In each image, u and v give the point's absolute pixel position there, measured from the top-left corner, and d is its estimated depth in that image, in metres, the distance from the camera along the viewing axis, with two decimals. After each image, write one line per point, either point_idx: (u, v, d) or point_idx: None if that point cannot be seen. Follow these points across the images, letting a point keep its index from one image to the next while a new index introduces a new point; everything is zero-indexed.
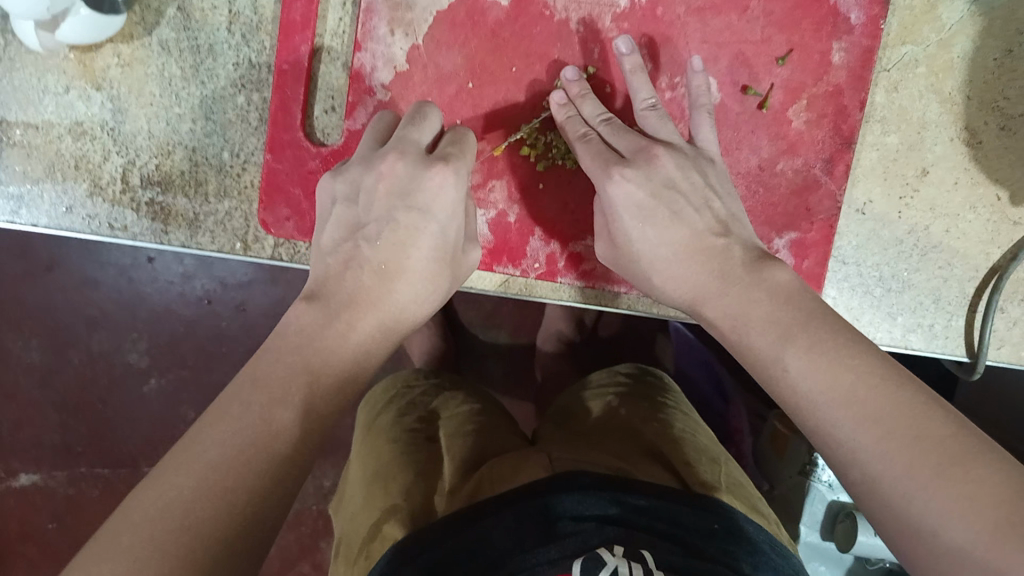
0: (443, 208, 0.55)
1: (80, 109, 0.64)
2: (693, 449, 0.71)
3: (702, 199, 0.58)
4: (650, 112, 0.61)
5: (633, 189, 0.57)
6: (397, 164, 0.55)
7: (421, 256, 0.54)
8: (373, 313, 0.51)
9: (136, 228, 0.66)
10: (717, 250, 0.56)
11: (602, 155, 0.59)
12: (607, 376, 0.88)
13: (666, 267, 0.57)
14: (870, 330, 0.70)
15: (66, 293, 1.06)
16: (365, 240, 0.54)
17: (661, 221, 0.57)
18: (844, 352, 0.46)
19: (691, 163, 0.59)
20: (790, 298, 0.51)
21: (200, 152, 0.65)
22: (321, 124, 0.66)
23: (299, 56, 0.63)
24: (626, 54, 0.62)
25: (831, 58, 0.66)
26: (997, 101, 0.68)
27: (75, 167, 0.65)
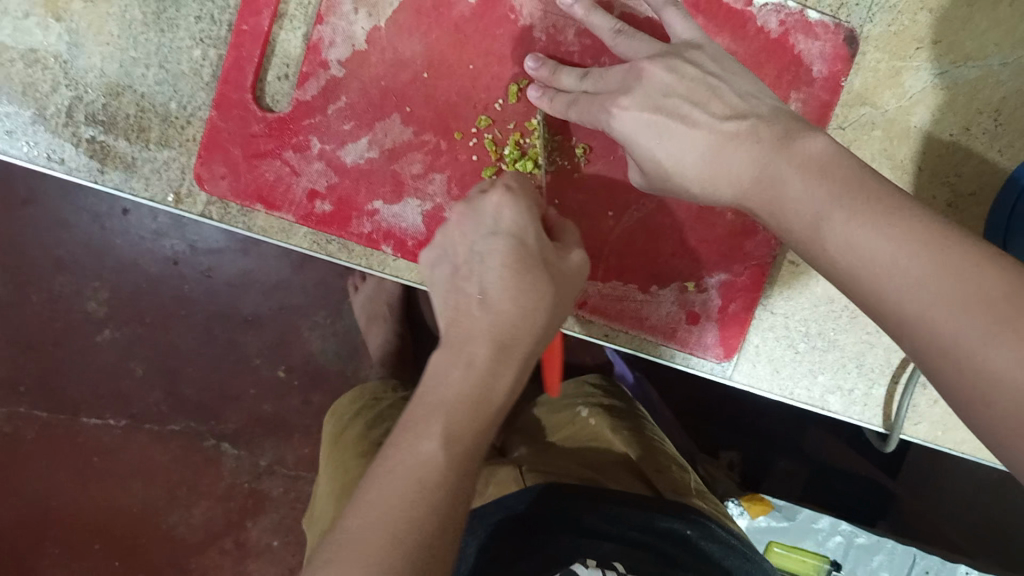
0: (518, 225, 0.52)
1: (37, 37, 0.64)
2: (661, 456, 0.72)
3: (707, 92, 0.55)
4: (619, 37, 0.61)
5: (637, 112, 0.57)
6: (459, 208, 0.54)
7: (496, 276, 0.49)
8: (478, 343, 0.46)
9: (73, 162, 0.65)
10: (744, 135, 0.52)
11: (599, 91, 0.60)
12: (574, 386, 0.86)
13: (699, 168, 0.54)
14: (788, 384, 0.70)
15: (35, 230, 1.05)
16: (463, 278, 0.51)
17: (671, 131, 0.55)
18: (888, 211, 0.42)
19: (681, 57, 0.58)
20: (824, 167, 0.47)
21: (149, 98, 0.65)
22: (271, 90, 0.66)
23: (260, 20, 0.63)
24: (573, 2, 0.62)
25: (787, 106, 0.67)
26: (948, 177, 0.68)
27: (22, 93, 0.64)
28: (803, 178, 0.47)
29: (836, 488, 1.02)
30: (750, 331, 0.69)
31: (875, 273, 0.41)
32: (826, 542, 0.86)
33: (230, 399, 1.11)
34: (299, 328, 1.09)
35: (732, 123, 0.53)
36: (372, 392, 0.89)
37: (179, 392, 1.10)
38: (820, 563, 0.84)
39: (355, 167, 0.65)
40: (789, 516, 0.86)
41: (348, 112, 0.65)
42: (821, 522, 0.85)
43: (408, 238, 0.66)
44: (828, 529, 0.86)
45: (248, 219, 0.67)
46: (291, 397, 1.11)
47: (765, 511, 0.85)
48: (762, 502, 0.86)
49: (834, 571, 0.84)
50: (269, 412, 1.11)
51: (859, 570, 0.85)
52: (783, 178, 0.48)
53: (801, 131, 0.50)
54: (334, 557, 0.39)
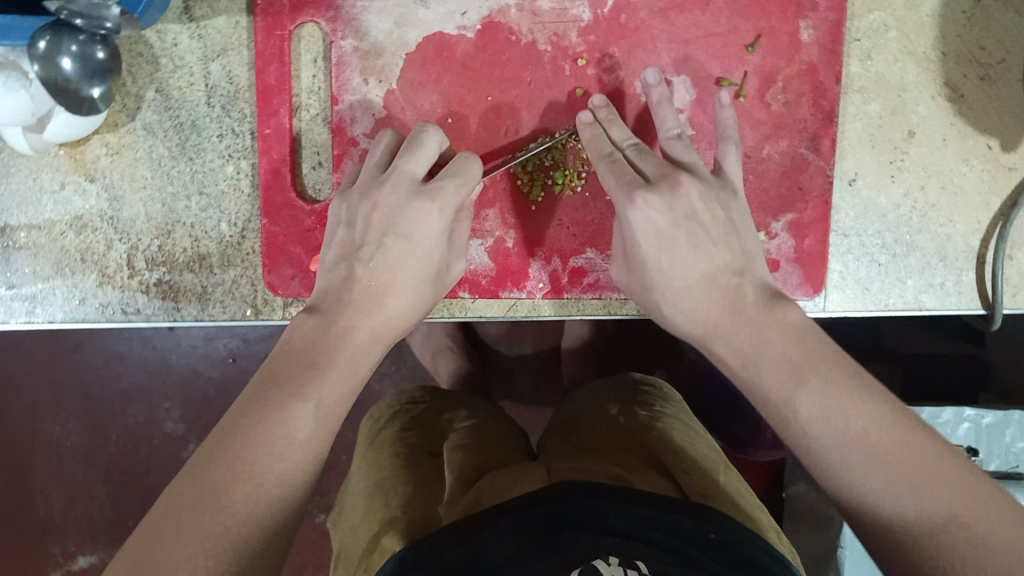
0: (428, 237, 0.57)
1: (78, 203, 0.66)
2: (695, 457, 0.64)
3: (724, 234, 0.56)
4: (675, 139, 0.62)
5: (653, 217, 0.56)
6: (389, 194, 0.58)
7: (405, 280, 0.56)
8: (363, 325, 0.53)
9: (149, 309, 0.67)
10: (731, 291, 0.54)
11: (624, 177, 0.58)
12: (611, 386, 0.81)
13: (680, 299, 0.56)
14: (882, 297, 0.70)
15: (98, 368, 1.07)
16: (358, 263, 0.56)
17: (677, 249, 0.56)
18: (855, 393, 0.47)
19: (717, 195, 0.58)
20: (800, 336, 0.51)
21: (200, 226, 0.66)
22: (311, 181, 0.67)
23: (280, 119, 0.65)
24: (654, 83, 0.64)
25: (800, 37, 0.67)
26: (973, 52, 0.68)
27: (82, 260, 0.66)
28: (781, 336, 0.51)
29: (928, 373, 0.98)
30: (830, 260, 0.70)
31: (851, 441, 0.45)
32: (956, 431, 0.86)
33: (327, 471, 1.13)
34: (370, 385, 1.09)
35: (730, 279, 0.55)
36: (408, 397, 0.85)
37: None
38: None
39: None
40: None
41: None
42: (945, 415, 0.86)
43: (481, 277, 0.68)
44: (953, 419, 0.86)
45: None
46: None
47: None
48: None
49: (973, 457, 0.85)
50: None
51: (996, 448, 0.86)
52: (762, 338, 0.51)
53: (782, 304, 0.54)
54: (209, 487, 0.41)
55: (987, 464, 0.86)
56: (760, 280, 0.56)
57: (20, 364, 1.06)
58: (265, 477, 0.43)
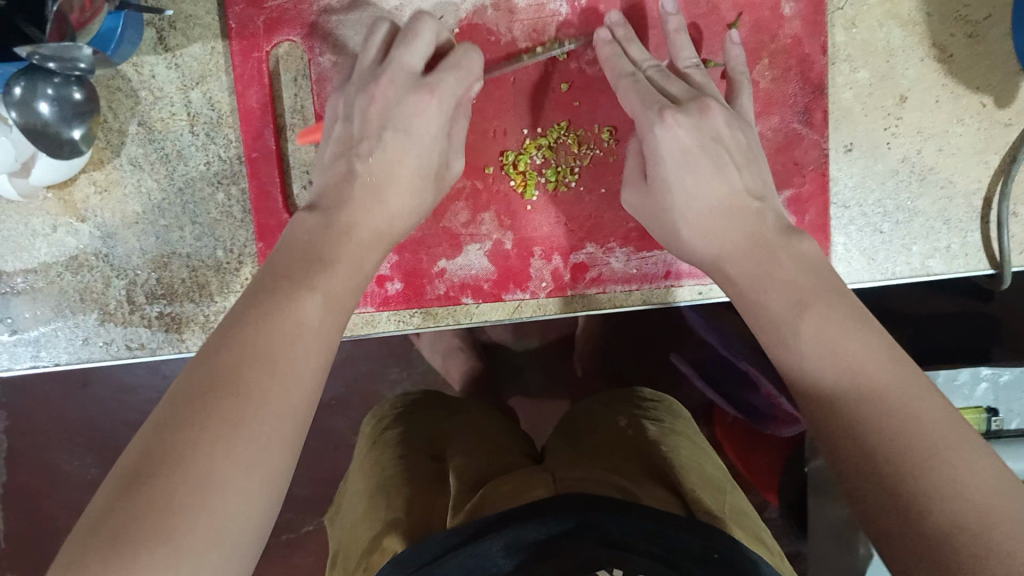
0: (427, 129, 0.58)
1: (72, 244, 0.65)
2: (699, 474, 0.64)
3: (744, 159, 0.57)
4: (694, 69, 0.62)
5: (682, 136, 0.56)
6: (387, 89, 0.57)
7: (406, 173, 0.57)
8: (362, 222, 0.54)
9: (152, 343, 0.67)
10: (752, 213, 0.55)
11: (652, 97, 0.58)
12: (619, 397, 0.81)
13: (700, 219, 0.56)
14: (888, 266, 0.70)
15: (111, 401, 1.06)
16: (357, 158, 0.57)
17: (700, 168, 0.56)
18: (856, 322, 0.46)
19: (739, 122, 0.59)
20: (813, 266, 0.52)
21: (196, 256, 0.66)
22: (302, 201, 0.67)
23: (266, 141, 0.65)
24: (671, 11, 0.62)
25: (782, 11, 0.66)
26: (959, 10, 0.67)
27: (81, 300, 0.66)
28: (799, 265, 0.51)
29: (935, 334, 0.96)
30: (833, 233, 0.69)
31: (845, 365, 0.44)
32: (974, 392, 0.85)
33: None
34: (381, 392, 1.09)
35: (750, 200, 0.56)
36: (410, 399, 0.85)
37: (299, 494, 1.12)
38: (978, 414, 0.84)
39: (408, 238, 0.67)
40: None
41: None
42: (962, 377, 0.85)
43: (482, 282, 0.68)
44: (971, 379, 0.85)
45: None
46: None
47: None
48: None
49: (993, 417, 0.84)
50: None
51: (1016, 406, 0.85)
52: (772, 263, 0.52)
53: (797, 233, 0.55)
54: (219, 378, 0.39)
55: (1009, 422, 0.85)
56: (778, 210, 0.57)
57: (32, 404, 1.06)
58: (257, 428, 0.38)
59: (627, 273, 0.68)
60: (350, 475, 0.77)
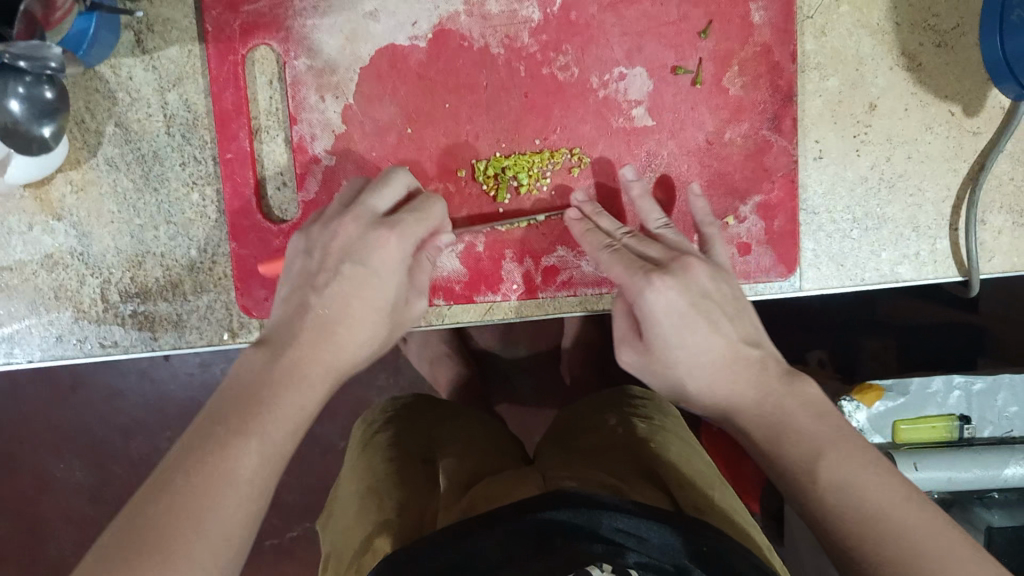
0: (389, 263, 0.54)
1: (48, 242, 0.66)
2: (689, 472, 0.64)
3: (734, 313, 0.57)
4: (665, 228, 0.63)
5: (672, 298, 0.55)
6: (350, 225, 0.55)
7: (370, 308, 0.53)
8: (316, 360, 0.49)
9: (126, 341, 0.67)
10: (752, 362, 0.55)
11: (636, 264, 0.58)
12: (611, 394, 0.82)
13: (704, 376, 0.55)
14: (857, 272, 0.70)
15: (96, 407, 1.05)
16: (313, 292, 0.52)
17: (697, 330, 0.55)
18: (861, 452, 0.47)
19: (721, 274, 0.59)
20: (822, 412, 0.51)
21: (170, 255, 0.67)
22: (276, 202, 0.68)
23: (241, 143, 0.66)
24: (634, 178, 0.65)
25: (752, 19, 0.67)
26: (927, 20, 0.68)
27: (56, 297, 0.66)
28: (808, 414, 0.50)
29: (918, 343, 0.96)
30: (801, 239, 0.70)
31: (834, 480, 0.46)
32: (947, 400, 0.86)
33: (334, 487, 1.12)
34: (368, 398, 1.10)
35: (749, 349, 0.55)
36: (401, 402, 0.85)
37: (285, 499, 1.12)
38: (950, 423, 0.86)
39: None
40: (903, 392, 0.86)
41: None
42: (935, 385, 0.85)
43: (454, 284, 0.68)
44: (943, 388, 0.86)
45: None
46: None
47: (879, 397, 0.85)
48: (875, 389, 0.85)
49: (965, 425, 0.85)
50: None
51: (989, 414, 0.86)
52: (784, 410, 0.51)
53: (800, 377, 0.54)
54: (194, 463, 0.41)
55: (981, 431, 0.85)
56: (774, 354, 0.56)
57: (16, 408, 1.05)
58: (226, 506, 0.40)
59: (597, 277, 0.68)
60: (342, 477, 0.77)
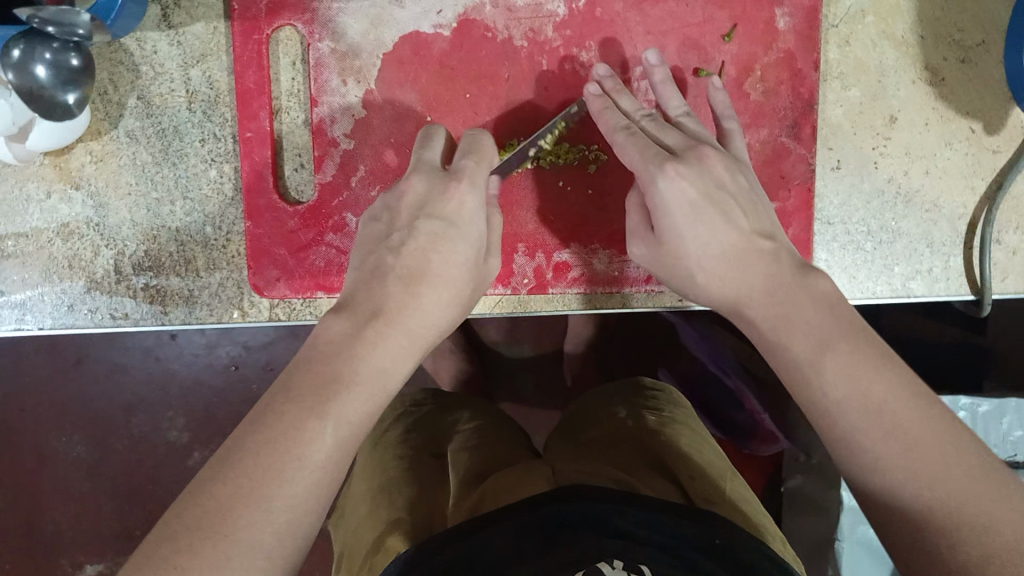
0: (464, 217, 0.53)
1: (64, 211, 0.66)
2: (700, 465, 0.63)
3: (750, 203, 0.56)
4: (686, 117, 0.62)
5: (686, 188, 0.54)
6: (415, 182, 0.55)
7: (444, 267, 0.51)
8: (396, 325, 0.47)
9: (136, 314, 0.67)
10: (765, 252, 0.53)
11: (651, 150, 0.56)
12: (618, 388, 0.82)
13: (716, 265, 0.53)
14: (869, 285, 0.70)
15: (98, 383, 1.04)
16: (388, 250, 0.52)
17: (711, 218, 0.53)
18: (883, 362, 0.45)
19: (737, 167, 0.57)
20: (835, 306, 0.48)
21: (184, 230, 0.67)
22: (293, 183, 0.68)
23: (261, 122, 0.66)
24: (657, 63, 0.64)
25: (777, 25, 0.67)
26: (952, 35, 0.68)
27: (70, 267, 0.67)
28: (818, 305, 0.48)
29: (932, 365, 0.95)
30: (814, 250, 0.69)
31: (854, 396, 0.44)
32: None
33: None
34: None
35: (761, 238, 0.54)
36: (412, 400, 0.85)
37: None
38: None
39: None
40: None
41: (371, 178, 0.67)
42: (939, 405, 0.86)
43: None
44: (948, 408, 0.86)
45: (314, 309, 0.69)
46: None
47: None
48: None
49: None
50: None
51: None
52: (795, 301, 0.49)
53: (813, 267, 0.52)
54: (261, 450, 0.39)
55: None
56: (788, 247, 0.54)
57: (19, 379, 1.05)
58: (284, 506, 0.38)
59: (608, 275, 0.69)
60: (354, 475, 0.77)
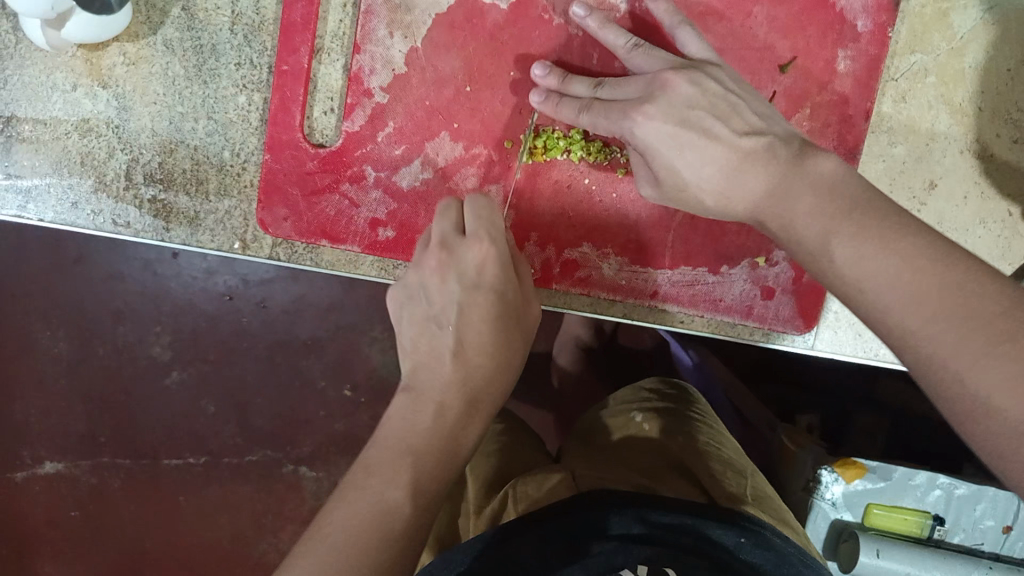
0: (492, 274, 0.56)
1: (87, 107, 0.65)
2: (718, 462, 0.72)
3: (728, 107, 0.56)
4: (635, 51, 0.61)
5: (660, 125, 0.56)
6: (438, 257, 0.56)
7: (477, 326, 0.54)
8: (456, 389, 0.53)
9: (139, 224, 0.67)
10: (761, 152, 0.54)
11: (614, 108, 0.60)
12: (631, 392, 0.87)
13: (717, 186, 0.55)
14: (873, 346, 0.68)
15: (92, 284, 1.01)
16: (433, 325, 0.55)
17: (694, 145, 0.56)
18: (888, 230, 0.45)
19: (703, 73, 0.58)
20: (836, 186, 0.50)
21: (202, 150, 0.66)
22: (318, 125, 0.67)
23: (299, 58, 0.64)
24: (585, 14, 0.62)
25: (836, 66, 0.65)
26: (1010, 113, 0.66)
27: (81, 163, 0.66)
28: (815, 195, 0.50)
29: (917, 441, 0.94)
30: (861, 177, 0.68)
31: (876, 288, 0.44)
32: (926, 496, 0.84)
33: (302, 423, 1.07)
34: (359, 346, 1.05)
35: (750, 139, 0.55)
36: None
37: (254, 424, 1.06)
38: (922, 519, 0.84)
39: (411, 190, 0.66)
40: (884, 477, 0.84)
41: (397, 137, 0.66)
42: (918, 479, 0.84)
43: None
44: (926, 484, 0.84)
45: (315, 255, 0.68)
46: (361, 416, 1.06)
47: (860, 475, 0.83)
48: (858, 465, 0.83)
49: (937, 526, 0.84)
50: (339, 432, 1.07)
51: (963, 521, 0.85)
52: (796, 194, 0.51)
53: (815, 151, 0.53)
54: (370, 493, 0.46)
55: (951, 536, 0.85)
56: (781, 136, 0.55)
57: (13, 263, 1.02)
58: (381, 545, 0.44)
59: (615, 282, 0.68)
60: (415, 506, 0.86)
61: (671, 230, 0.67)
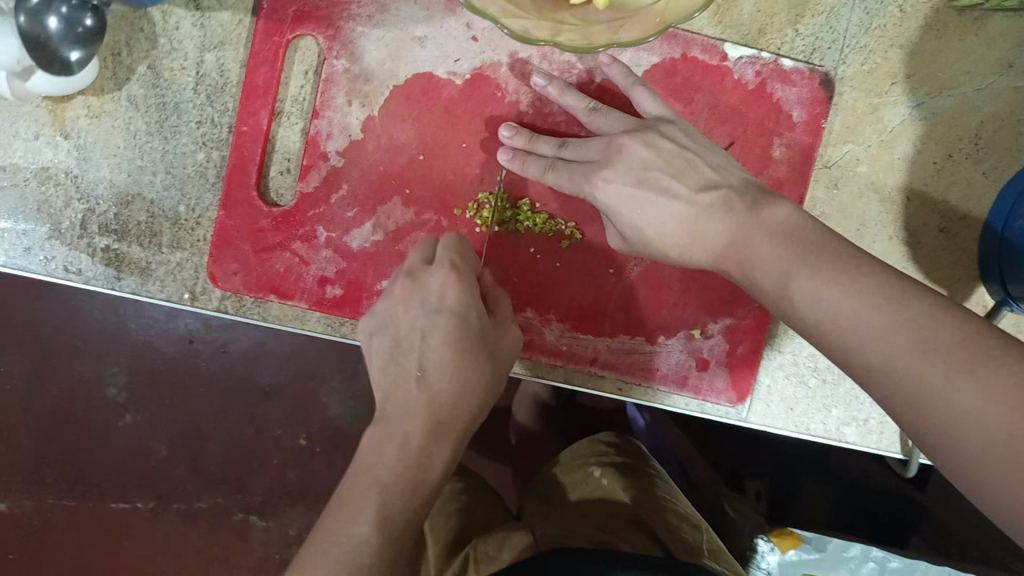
0: (452, 303, 0.58)
1: (47, 155, 0.67)
2: (675, 516, 0.74)
3: (682, 162, 0.59)
4: (594, 114, 0.65)
5: (621, 188, 0.60)
6: (404, 286, 0.59)
7: (437, 352, 0.56)
8: (421, 415, 0.54)
9: (90, 272, 0.67)
10: (717, 206, 0.56)
11: (577, 168, 0.63)
12: (588, 445, 0.86)
13: (684, 234, 0.57)
14: (804, 420, 0.71)
15: (51, 320, 1.00)
16: (400, 355, 0.57)
17: (653, 202, 0.59)
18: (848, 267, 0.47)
19: (654, 133, 0.61)
20: (788, 232, 0.52)
21: (158, 203, 0.68)
22: (275, 185, 0.69)
23: (259, 119, 0.67)
24: (546, 83, 0.66)
25: (772, 152, 0.69)
26: (937, 204, 0.70)
27: (37, 210, 0.67)
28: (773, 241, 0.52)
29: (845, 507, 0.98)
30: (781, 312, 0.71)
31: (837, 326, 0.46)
32: (860, 568, 0.86)
33: (254, 471, 1.06)
34: (315, 394, 1.05)
35: (707, 193, 0.57)
36: None
37: (205, 469, 1.05)
38: None
39: (361, 251, 0.68)
40: (820, 548, 0.86)
41: (350, 199, 0.68)
42: (852, 551, 0.86)
43: None
44: (860, 556, 0.87)
45: (263, 310, 0.69)
46: (313, 466, 1.06)
47: (795, 544, 0.85)
48: (793, 535, 0.86)
49: None
50: (291, 481, 1.07)
51: None
52: (754, 240, 0.53)
53: (772, 200, 0.55)
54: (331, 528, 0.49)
55: None
56: (737, 186, 0.58)
57: None
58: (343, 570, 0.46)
59: (556, 347, 0.69)
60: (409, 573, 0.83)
61: (615, 297, 0.69)
